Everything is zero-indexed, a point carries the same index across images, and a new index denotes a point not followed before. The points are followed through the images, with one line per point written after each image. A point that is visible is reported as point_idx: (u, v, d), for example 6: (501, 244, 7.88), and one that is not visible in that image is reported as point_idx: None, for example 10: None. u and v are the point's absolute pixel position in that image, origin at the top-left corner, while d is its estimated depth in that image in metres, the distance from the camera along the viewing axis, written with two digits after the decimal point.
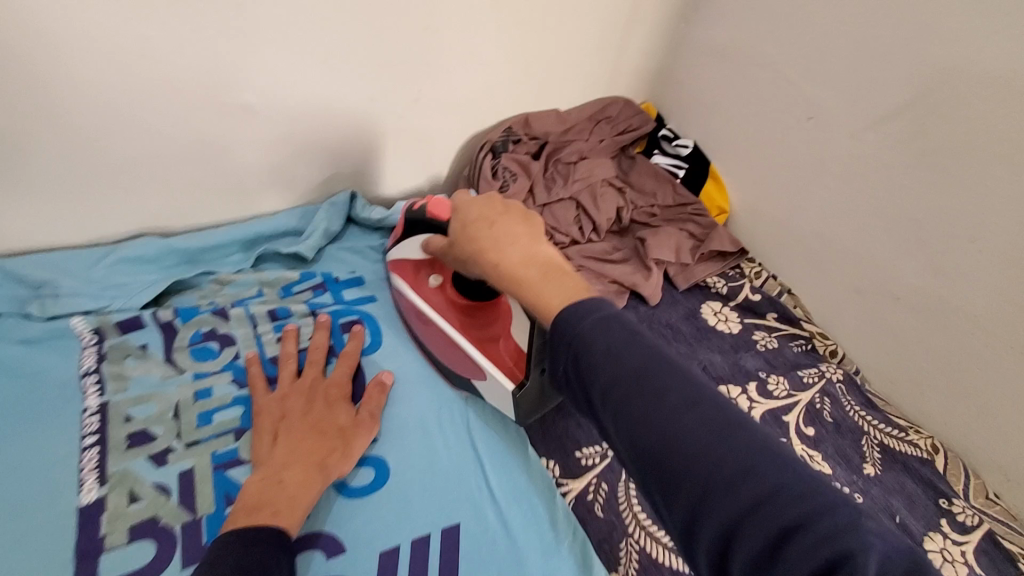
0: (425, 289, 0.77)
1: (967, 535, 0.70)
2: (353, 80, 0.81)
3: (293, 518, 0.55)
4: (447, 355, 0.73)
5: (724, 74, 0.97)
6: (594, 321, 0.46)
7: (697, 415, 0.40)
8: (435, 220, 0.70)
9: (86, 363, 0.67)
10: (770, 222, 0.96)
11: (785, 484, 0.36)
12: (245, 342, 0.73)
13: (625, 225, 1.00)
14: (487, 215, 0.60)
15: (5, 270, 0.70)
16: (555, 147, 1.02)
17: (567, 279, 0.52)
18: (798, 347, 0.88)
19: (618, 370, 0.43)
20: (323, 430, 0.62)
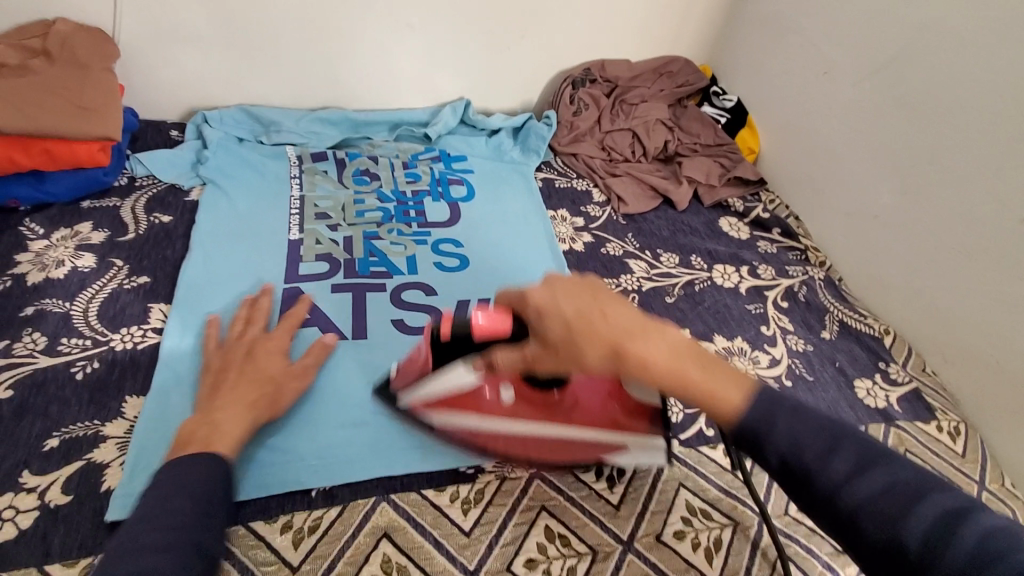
0: (495, 404, 0.66)
1: (896, 386, 0.91)
2: (483, 15, 1.15)
3: (229, 448, 0.59)
4: (559, 452, 0.69)
5: (766, 40, 1.22)
6: (756, 401, 0.50)
7: (830, 434, 0.48)
8: (490, 337, 0.57)
9: (293, 171, 1.05)
10: (790, 161, 1.19)
11: (888, 471, 0.45)
12: (386, 180, 1.08)
13: (669, 154, 1.26)
14: (591, 308, 0.51)
15: (251, 113, 1.10)
16: (623, 89, 1.30)
17: (720, 370, 0.51)
18: (793, 254, 1.11)
19: (805, 437, 0.48)
20: (258, 380, 0.66)
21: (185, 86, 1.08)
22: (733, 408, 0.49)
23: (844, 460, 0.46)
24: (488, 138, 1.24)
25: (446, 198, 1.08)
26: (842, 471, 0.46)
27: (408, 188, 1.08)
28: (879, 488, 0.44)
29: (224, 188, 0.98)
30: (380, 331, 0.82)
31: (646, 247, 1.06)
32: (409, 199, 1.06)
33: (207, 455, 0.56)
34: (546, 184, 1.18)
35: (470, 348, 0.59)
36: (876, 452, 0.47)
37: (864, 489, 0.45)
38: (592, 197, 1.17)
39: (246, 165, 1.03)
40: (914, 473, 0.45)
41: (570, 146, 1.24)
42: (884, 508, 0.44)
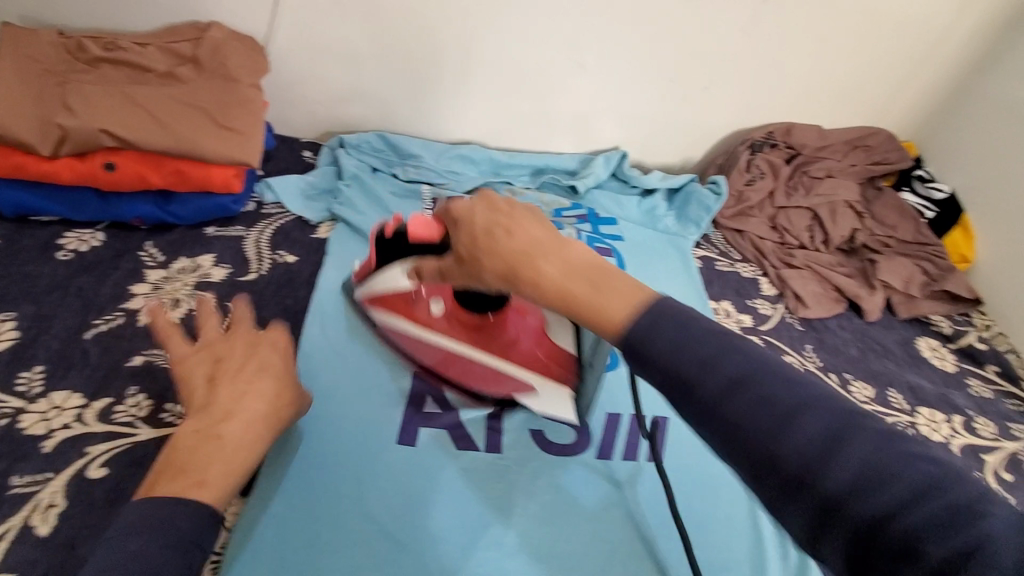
0: (426, 317, 0.69)
1: None
2: (666, 59, 0.99)
3: (219, 489, 0.45)
4: (477, 377, 0.70)
5: (1009, 127, 0.99)
6: (643, 314, 0.37)
7: (752, 372, 0.34)
8: (416, 242, 0.61)
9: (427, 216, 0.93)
10: (1021, 284, 0.96)
11: (856, 436, 0.31)
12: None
13: (856, 246, 1.04)
14: (503, 219, 0.42)
15: (388, 141, 1.00)
16: (807, 159, 1.09)
17: (619, 278, 0.39)
18: (1016, 406, 0.88)
19: (726, 375, 0.34)
20: (280, 378, 0.53)
21: (328, 104, 0.98)
22: (627, 335, 0.37)
23: (848, 454, 0.30)
24: (641, 198, 1.07)
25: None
26: (823, 459, 0.31)
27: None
28: (798, 439, 0.31)
29: (356, 228, 0.87)
30: (517, 446, 0.69)
31: (832, 369, 0.87)
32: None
33: (191, 505, 0.43)
34: (705, 265, 1.00)
35: (404, 250, 0.63)
36: (847, 416, 0.32)
37: (758, 425, 0.32)
38: (760, 288, 0.98)
39: (379, 203, 0.92)
40: (875, 433, 0.31)
41: (735, 219, 1.06)
42: (869, 510, 0.29)
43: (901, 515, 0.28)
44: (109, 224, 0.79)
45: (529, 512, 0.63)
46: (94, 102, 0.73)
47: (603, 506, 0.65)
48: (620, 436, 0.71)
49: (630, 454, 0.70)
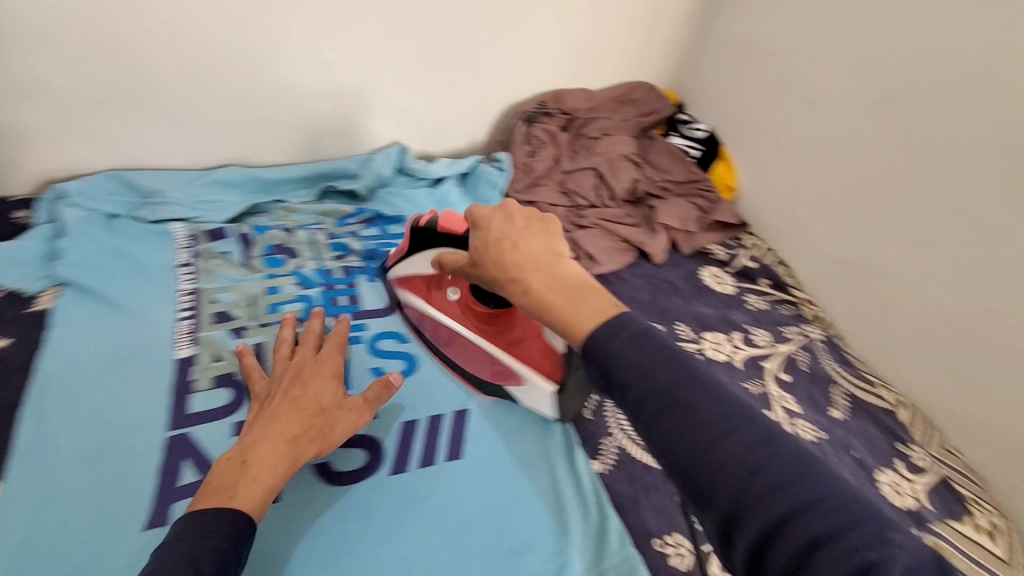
0: (444, 305, 0.77)
1: (920, 475, 0.78)
2: (416, 45, 0.96)
3: (255, 501, 0.52)
4: (477, 361, 0.74)
5: (739, 63, 1.09)
6: (622, 337, 0.43)
7: (671, 392, 0.41)
8: (445, 231, 0.70)
9: (181, 257, 0.83)
10: (774, 201, 1.06)
11: (746, 432, 0.39)
12: (308, 258, 0.87)
13: (639, 196, 1.11)
14: (509, 234, 0.55)
15: (122, 180, 0.87)
16: (582, 122, 1.14)
17: (594, 297, 0.48)
18: (786, 310, 0.98)
19: (652, 387, 0.41)
20: (304, 409, 0.59)
21: (34, 151, 0.84)
22: (614, 364, 0.43)
23: (828, 505, 0.36)
24: (431, 188, 1.04)
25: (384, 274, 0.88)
26: (728, 468, 0.38)
27: (335, 265, 0.87)
28: (731, 452, 0.38)
29: (88, 290, 0.75)
30: (301, 487, 0.62)
31: None
32: (338, 280, 0.85)
33: (230, 510, 0.50)
34: None
35: (433, 242, 0.71)
36: (755, 428, 0.40)
37: (712, 448, 0.39)
38: None
39: (117, 255, 0.80)
40: (799, 464, 0.38)
41: (527, 192, 1.07)
42: (791, 537, 0.35)
43: (808, 521, 0.35)
44: None
45: (318, 558, 0.58)
46: None
47: (401, 523, 0.62)
48: (418, 443, 0.68)
49: (427, 459, 0.67)
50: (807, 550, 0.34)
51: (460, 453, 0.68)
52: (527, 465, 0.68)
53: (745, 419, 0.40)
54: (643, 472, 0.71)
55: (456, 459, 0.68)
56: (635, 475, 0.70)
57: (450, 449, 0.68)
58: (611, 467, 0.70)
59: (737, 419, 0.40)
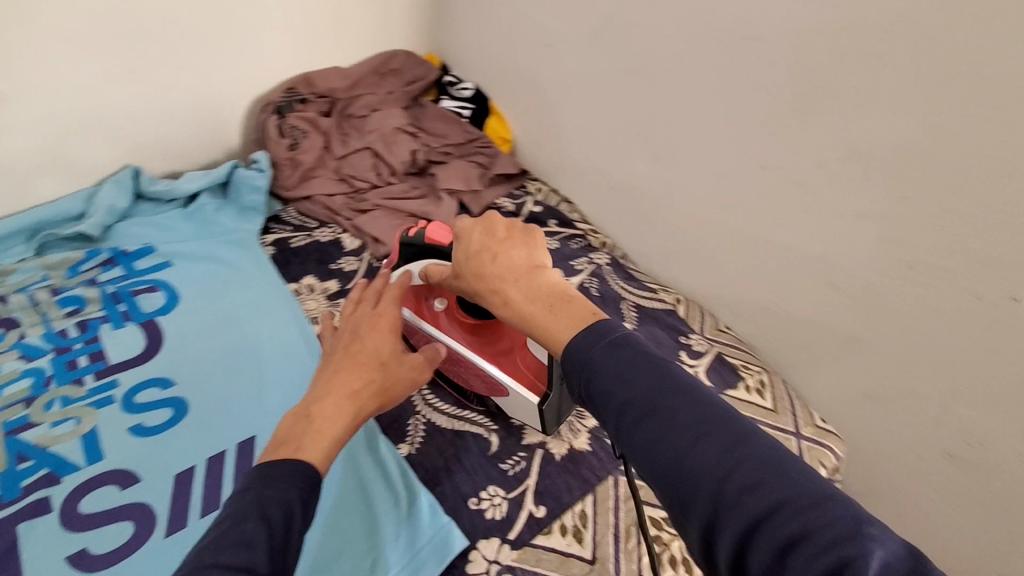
0: (433, 317, 0.71)
1: (700, 359, 0.89)
2: (103, 54, 0.84)
3: (319, 453, 0.45)
4: (464, 375, 0.71)
5: (480, 17, 1.09)
6: (595, 344, 0.43)
7: (648, 398, 0.39)
8: (433, 245, 0.65)
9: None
10: (546, 144, 1.10)
11: (721, 432, 0.37)
12: (32, 325, 0.74)
13: (421, 165, 1.08)
14: (490, 246, 0.53)
15: None
16: (345, 103, 1.09)
17: (573, 305, 0.47)
18: (575, 243, 1.04)
19: (631, 394, 0.40)
20: (364, 361, 0.53)
21: None
22: (596, 372, 0.42)
23: (804, 505, 0.33)
24: (184, 209, 0.94)
25: (133, 318, 0.76)
26: (708, 473, 0.36)
27: (69, 323, 0.75)
28: (706, 453, 0.36)
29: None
30: None
31: None
32: (74, 340, 0.73)
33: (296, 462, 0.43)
34: (278, 248, 0.92)
35: (416, 256, 0.66)
36: (733, 427, 0.38)
37: (688, 450, 0.37)
38: (343, 246, 0.95)
39: None
40: (775, 461, 0.36)
41: (298, 188, 1.01)
42: (770, 540, 0.32)
43: (781, 520, 0.33)
44: None
45: None
46: None
47: None
48: (197, 491, 0.62)
49: (210, 506, 0.61)
50: (791, 557, 0.32)
51: None
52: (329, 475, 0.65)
53: (728, 420, 0.38)
54: (452, 438, 0.71)
55: None
56: (444, 444, 0.70)
57: (236, 485, 0.63)
58: (419, 445, 0.70)
59: (719, 420, 0.38)
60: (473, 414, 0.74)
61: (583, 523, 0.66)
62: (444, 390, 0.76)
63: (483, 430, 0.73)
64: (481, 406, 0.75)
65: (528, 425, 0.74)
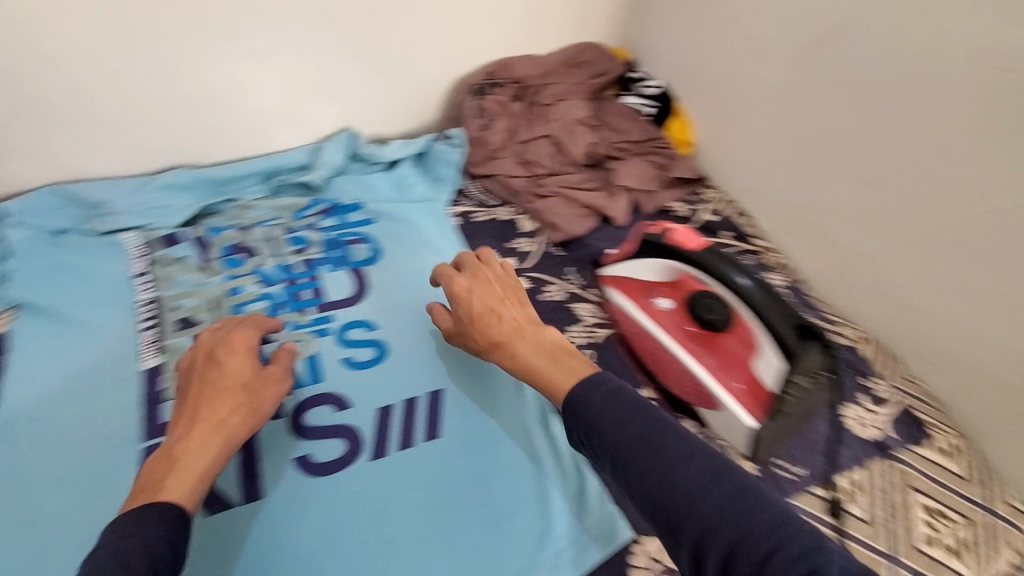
0: (655, 310, 0.78)
1: (882, 406, 0.81)
2: (348, 25, 0.93)
3: (182, 491, 0.51)
4: (672, 373, 0.76)
5: (684, 17, 1.08)
6: (609, 393, 0.53)
7: (645, 438, 0.50)
8: (674, 246, 0.75)
9: (137, 268, 0.81)
10: (731, 153, 1.07)
11: (709, 468, 0.47)
12: (267, 255, 0.86)
13: (598, 159, 1.10)
14: (500, 298, 0.69)
15: (66, 194, 0.85)
16: (534, 90, 1.12)
17: (576, 363, 0.60)
18: (750, 260, 1.00)
19: (620, 434, 0.50)
20: (227, 388, 0.60)
21: None
22: (592, 416, 0.52)
23: (784, 528, 0.43)
24: (386, 172, 1.02)
25: (346, 264, 0.87)
26: (699, 500, 0.46)
27: (295, 260, 0.86)
28: (702, 483, 0.46)
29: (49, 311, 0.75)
30: (281, 482, 0.64)
31: (590, 285, 0.92)
32: (300, 275, 0.84)
33: (161, 505, 0.49)
34: (463, 221, 1.00)
35: (662, 254, 0.77)
36: (706, 462, 0.48)
37: (676, 479, 0.47)
38: (520, 227, 1.00)
39: (71, 271, 0.79)
40: (746, 492, 0.46)
41: (484, 166, 1.07)
42: (774, 555, 0.42)
43: (756, 540, 0.43)
44: None
45: (307, 551, 0.61)
46: None
47: (388, 506, 0.64)
48: (395, 428, 0.70)
49: (406, 443, 0.69)
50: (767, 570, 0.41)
51: (438, 433, 0.70)
52: (505, 441, 0.70)
53: (715, 458, 0.49)
54: None
55: (435, 439, 0.69)
56: None
57: (427, 430, 0.70)
58: None
59: (694, 455, 0.48)
60: None
61: None
62: None
63: None
64: None
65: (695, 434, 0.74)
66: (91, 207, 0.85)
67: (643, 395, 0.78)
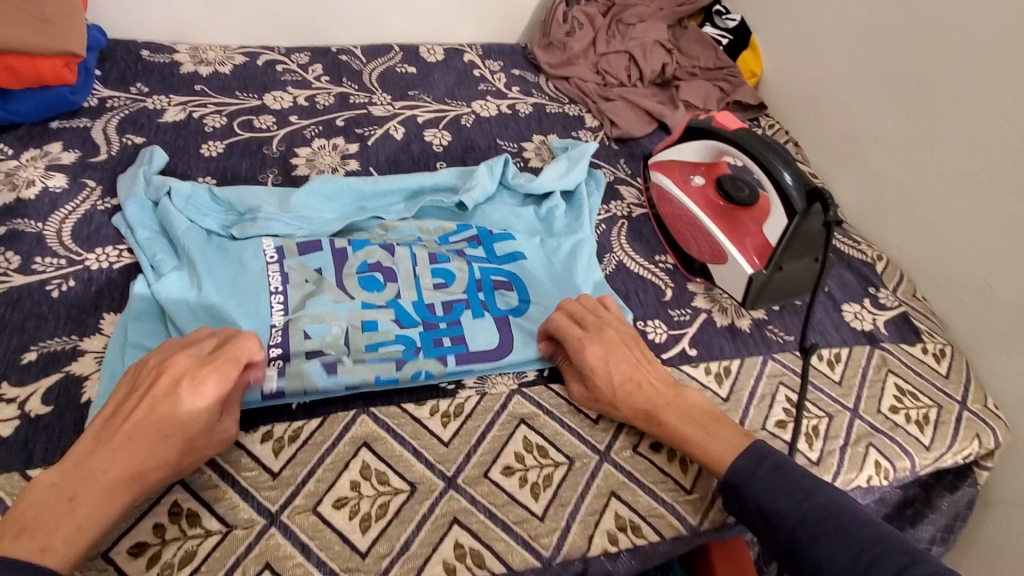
0: (687, 186, 0.89)
1: (883, 310, 0.90)
2: None
3: (64, 556, 0.47)
4: (687, 236, 0.87)
5: None
6: (727, 446, 0.61)
7: (803, 489, 0.56)
8: (717, 128, 0.85)
9: (272, 268, 0.73)
10: (794, 85, 1.14)
11: (842, 519, 0.54)
12: (405, 282, 0.75)
13: (667, 78, 1.20)
14: (638, 357, 0.66)
15: (219, 198, 0.80)
16: (619, 9, 1.23)
17: (725, 430, 0.62)
18: None
19: (771, 481, 0.57)
20: (166, 436, 0.53)
21: (158, 5, 1.04)
22: (730, 476, 0.59)
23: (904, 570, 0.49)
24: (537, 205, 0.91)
25: (491, 311, 0.75)
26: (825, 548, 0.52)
27: (436, 298, 0.74)
28: (836, 546, 0.52)
29: (192, 274, 0.71)
30: None
31: (637, 175, 1.03)
32: (441, 318, 0.73)
33: (40, 568, 0.46)
34: (537, 109, 1.13)
35: (705, 133, 0.87)
36: (853, 516, 0.54)
37: (822, 527, 0.53)
38: (584, 122, 1.12)
39: (223, 254, 0.74)
40: (877, 535, 0.52)
41: (562, 68, 1.19)
42: None
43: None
44: None
45: None
46: None
47: None
48: None
49: None
50: None
51: None
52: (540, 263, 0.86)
53: (858, 513, 0.54)
54: (636, 279, 0.86)
55: None
56: (629, 280, 0.85)
57: None
58: (609, 270, 0.86)
59: (854, 516, 0.54)
60: (657, 269, 0.88)
61: (726, 372, 0.77)
62: (639, 247, 0.91)
63: (662, 282, 0.86)
64: (664, 267, 0.89)
65: (698, 293, 0.85)
66: (241, 214, 0.79)
67: (665, 258, 0.90)
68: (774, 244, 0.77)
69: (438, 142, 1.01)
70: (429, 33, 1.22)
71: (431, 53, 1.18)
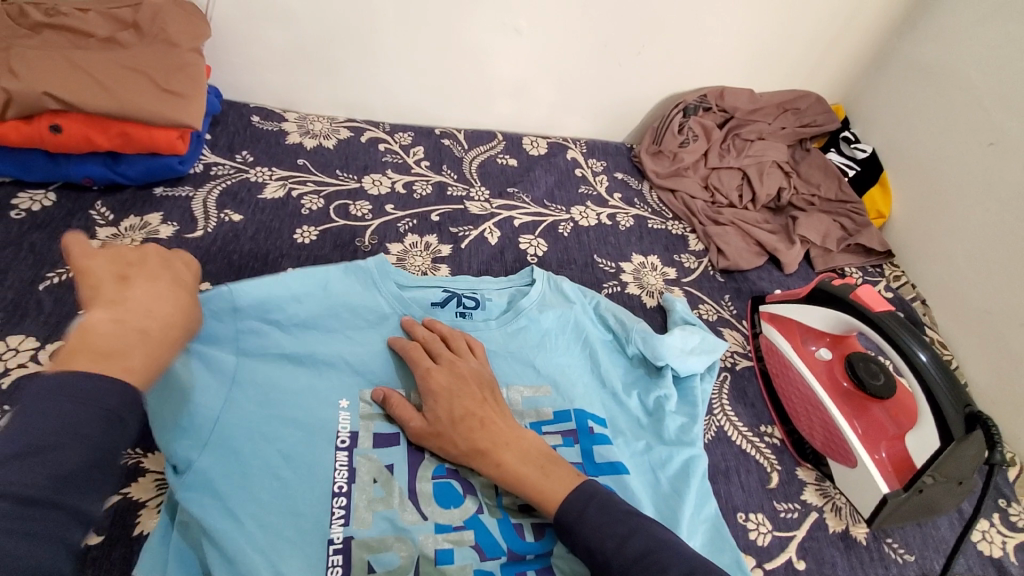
0: (811, 357, 0.82)
1: (1016, 532, 0.76)
2: (594, 25, 1.04)
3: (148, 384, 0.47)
4: (807, 420, 0.78)
5: (921, 91, 1.05)
6: (574, 495, 0.57)
7: (649, 547, 0.53)
8: (856, 303, 0.76)
9: (339, 459, 0.63)
10: (929, 239, 1.03)
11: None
12: (486, 496, 0.64)
13: (782, 204, 1.10)
14: (476, 411, 0.63)
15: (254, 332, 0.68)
16: (739, 123, 1.14)
17: (562, 470, 0.60)
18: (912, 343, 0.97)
19: (619, 540, 0.53)
20: None
21: (275, 75, 1.04)
22: (564, 514, 0.56)
23: None
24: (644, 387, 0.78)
25: None
26: None
27: (523, 518, 0.63)
28: None
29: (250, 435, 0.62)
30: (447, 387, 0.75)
31: (744, 317, 0.93)
32: (529, 547, 0.61)
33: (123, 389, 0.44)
34: (639, 223, 1.06)
35: (840, 306, 0.78)
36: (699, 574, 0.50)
37: None
38: (688, 244, 1.04)
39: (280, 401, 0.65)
40: None
41: (669, 179, 1.11)
42: None
43: None
44: (61, 186, 0.84)
45: None
46: (35, 65, 0.77)
47: None
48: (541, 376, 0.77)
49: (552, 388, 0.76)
50: None
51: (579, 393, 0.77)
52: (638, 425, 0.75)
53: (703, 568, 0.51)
54: (736, 454, 0.76)
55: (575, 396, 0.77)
56: (729, 454, 0.75)
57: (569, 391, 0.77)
58: (708, 437, 0.77)
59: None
60: (761, 444, 0.78)
61: None
62: (742, 411, 0.81)
63: (765, 462, 0.76)
64: (769, 443, 0.78)
65: (808, 483, 0.75)
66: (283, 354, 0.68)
67: (770, 432, 0.79)
68: (920, 465, 0.67)
69: (533, 252, 0.95)
70: (534, 124, 1.18)
71: (534, 146, 1.13)
